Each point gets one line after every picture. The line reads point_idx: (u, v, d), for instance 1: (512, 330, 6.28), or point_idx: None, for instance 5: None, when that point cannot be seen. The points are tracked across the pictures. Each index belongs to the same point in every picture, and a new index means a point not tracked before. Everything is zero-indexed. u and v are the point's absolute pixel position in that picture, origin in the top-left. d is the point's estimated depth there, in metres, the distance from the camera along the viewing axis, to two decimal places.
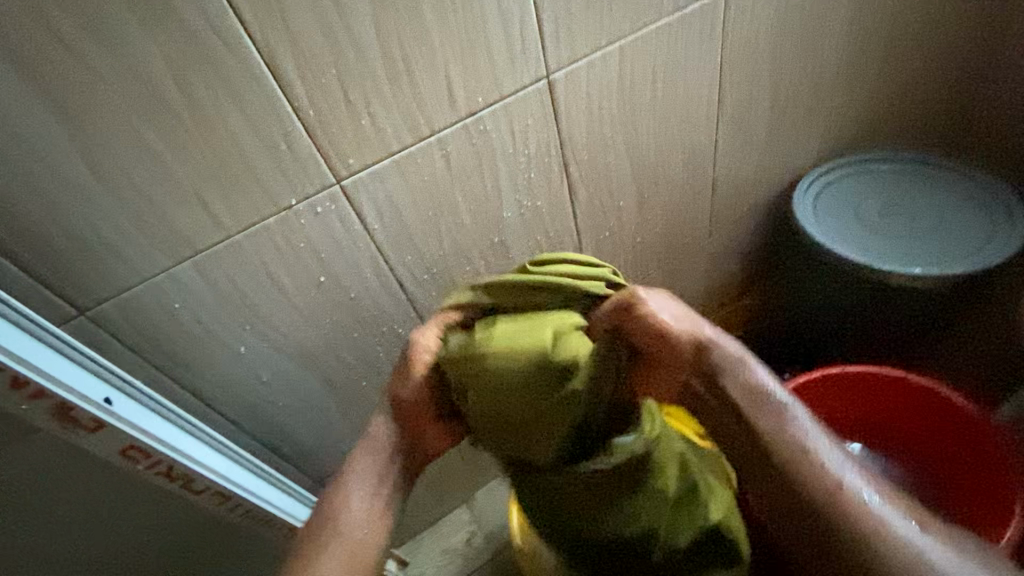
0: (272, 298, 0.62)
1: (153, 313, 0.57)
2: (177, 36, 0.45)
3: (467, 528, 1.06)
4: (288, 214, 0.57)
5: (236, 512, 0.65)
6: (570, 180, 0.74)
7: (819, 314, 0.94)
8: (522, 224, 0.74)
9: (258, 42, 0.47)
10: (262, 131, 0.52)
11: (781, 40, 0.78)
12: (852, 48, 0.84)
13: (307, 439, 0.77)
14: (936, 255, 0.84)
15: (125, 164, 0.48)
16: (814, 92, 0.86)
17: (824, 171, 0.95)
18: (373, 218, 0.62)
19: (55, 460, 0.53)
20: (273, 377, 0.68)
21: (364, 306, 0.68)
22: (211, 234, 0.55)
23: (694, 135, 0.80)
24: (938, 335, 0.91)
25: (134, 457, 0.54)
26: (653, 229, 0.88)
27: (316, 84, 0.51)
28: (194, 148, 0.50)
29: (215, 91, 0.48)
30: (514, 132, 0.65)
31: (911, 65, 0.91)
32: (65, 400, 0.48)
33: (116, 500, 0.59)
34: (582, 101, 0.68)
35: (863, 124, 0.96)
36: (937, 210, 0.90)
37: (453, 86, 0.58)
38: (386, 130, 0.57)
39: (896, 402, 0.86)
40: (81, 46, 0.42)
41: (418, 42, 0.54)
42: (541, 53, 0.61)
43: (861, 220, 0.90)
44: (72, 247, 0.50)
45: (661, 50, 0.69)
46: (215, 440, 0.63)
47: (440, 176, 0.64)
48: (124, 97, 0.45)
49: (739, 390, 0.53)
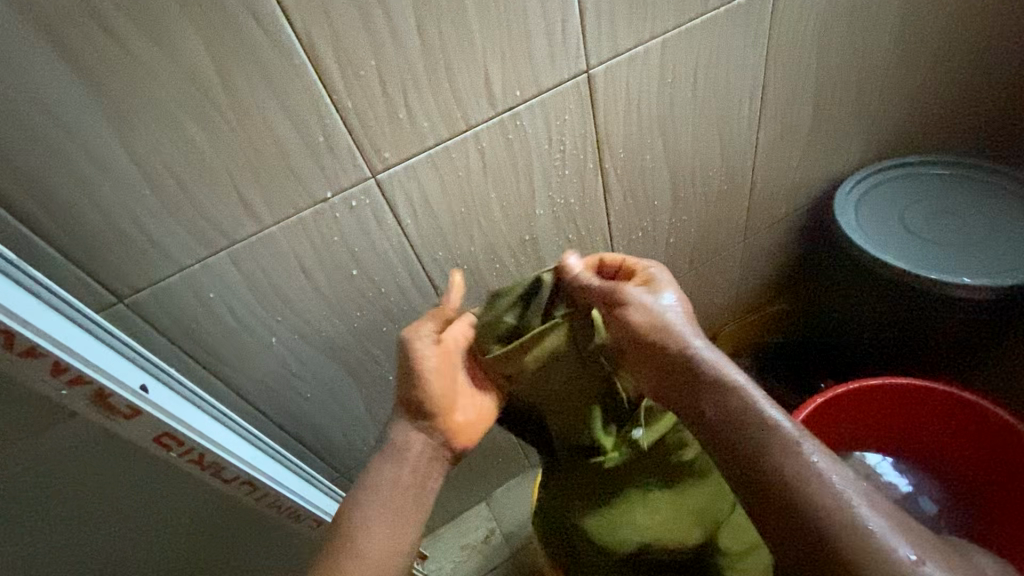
0: (305, 291, 0.62)
1: (189, 302, 0.57)
2: (221, 26, 0.44)
3: (486, 525, 1.05)
4: (324, 206, 0.57)
5: (264, 503, 0.65)
6: (604, 179, 0.72)
7: (858, 322, 0.91)
8: (554, 222, 0.73)
9: (299, 33, 0.47)
10: (300, 123, 0.51)
11: (830, 36, 0.75)
12: (904, 45, 0.81)
13: (333, 432, 0.77)
14: (987, 264, 0.80)
15: (166, 154, 0.48)
16: (861, 91, 0.83)
17: (868, 173, 0.92)
18: (406, 212, 0.62)
19: (90, 445, 0.54)
20: (302, 369, 0.68)
21: (394, 300, 0.68)
22: (247, 225, 0.55)
23: (733, 135, 0.78)
24: (987, 348, 0.87)
25: (168, 444, 0.55)
26: (685, 231, 0.86)
27: (355, 76, 0.51)
28: (234, 139, 0.50)
29: (256, 81, 0.48)
30: (551, 128, 0.64)
31: (967, 64, 0.87)
32: (103, 386, 0.49)
33: (148, 485, 0.60)
34: (621, 97, 0.66)
35: (911, 125, 0.92)
36: (988, 216, 0.87)
37: (492, 79, 0.57)
38: (422, 124, 0.57)
39: (939, 417, 0.82)
40: (125, 33, 0.42)
41: (458, 35, 0.53)
42: (581, 46, 0.60)
43: (906, 226, 0.86)
44: (113, 233, 0.50)
45: (704, 46, 0.67)
46: (243, 429, 0.63)
47: (475, 171, 0.63)
48: (166, 84, 0.45)
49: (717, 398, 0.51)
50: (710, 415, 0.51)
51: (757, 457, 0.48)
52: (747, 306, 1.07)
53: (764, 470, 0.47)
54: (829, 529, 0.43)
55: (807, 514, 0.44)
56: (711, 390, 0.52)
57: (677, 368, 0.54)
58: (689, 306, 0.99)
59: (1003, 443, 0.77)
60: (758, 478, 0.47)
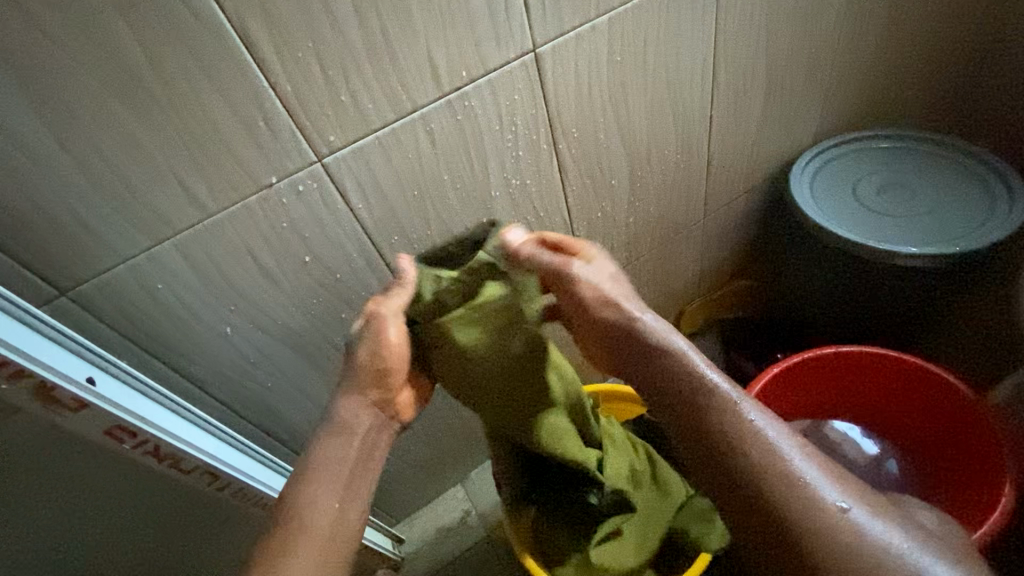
0: (257, 279, 0.61)
1: (136, 294, 0.56)
2: (146, 9, 0.43)
3: (461, 507, 1.06)
4: (270, 192, 0.56)
5: (227, 492, 0.65)
6: (559, 159, 0.73)
7: (815, 295, 0.93)
8: (511, 203, 0.73)
9: (230, 15, 0.46)
10: (239, 107, 0.51)
11: (777, 10, 0.75)
12: (852, 19, 0.82)
13: (296, 420, 0.77)
14: (934, 233, 0.83)
15: (99, 142, 0.47)
16: (813, 66, 0.84)
17: (823, 148, 0.93)
18: (357, 196, 0.62)
19: (41, 440, 0.53)
20: (260, 357, 0.68)
21: (351, 286, 0.68)
22: (191, 213, 0.54)
23: (687, 111, 0.78)
24: (937, 315, 0.90)
25: (119, 436, 0.54)
26: (645, 209, 0.87)
27: (292, 59, 0.50)
28: (170, 125, 0.49)
29: (188, 64, 0.47)
30: (500, 109, 0.64)
31: (913, 37, 0.89)
32: (46, 379, 0.48)
33: (105, 479, 0.60)
34: (571, 77, 0.66)
35: (864, 99, 0.94)
36: (936, 187, 0.89)
37: (436, 59, 0.57)
38: (367, 107, 0.56)
39: (890, 381, 0.85)
40: (45, 19, 0.41)
41: (397, 15, 0.52)
42: (526, 25, 0.60)
43: (859, 199, 0.89)
44: (50, 225, 0.49)
45: (652, 23, 0.67)
46: (200, 420, 0.63)
47: (426, 153, 0.63)
48: (92, 70, 0.44)
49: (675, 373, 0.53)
50: (673, 397, 0.53)
51: (711, 430, 0.50)
52: (713, 282, 1.09)
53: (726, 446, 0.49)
54: (781, 503, 0.46)
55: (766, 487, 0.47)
56: (668, 368, 0.53)
57: (634, 349, 0.56)
58: (653, 284, 1.00)
59: (957, 409, 0.80)
60: (723, 454, 0.49)
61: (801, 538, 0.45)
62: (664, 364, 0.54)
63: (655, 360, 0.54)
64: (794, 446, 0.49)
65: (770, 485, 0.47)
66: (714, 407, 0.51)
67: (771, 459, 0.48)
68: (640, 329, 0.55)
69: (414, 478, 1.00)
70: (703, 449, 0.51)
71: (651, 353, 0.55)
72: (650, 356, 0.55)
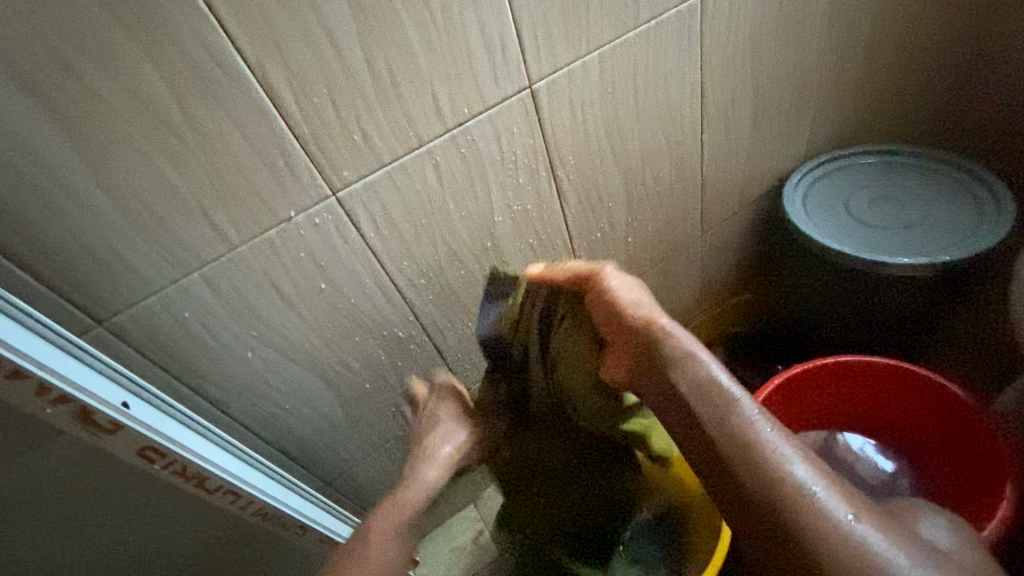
0: (277, 305, 0.65)
1: (166, 322, 0.61)
2: (180, 65, 0.49)
3: (474, 527, 1.07)
4: (289, 225, 0.61)
5: (249, 511, 0.68)
6: (558, 185, 0.77)
7: (813, 306, 0.96)
8: (514, 227, 0.77)
9: (255, 69, 0.51)
10: (261, 149, 0.55)
11: (758, 40, 0.80)
12: (832, 44, 0.86)
13: (312, 440, 0.80)
14: (924, 244, 0.86)
15: (135, 184, 0.52)
16: (797, 89, 0.88)
17: (814, 165, 0.97)
18: (369, 226, 0.66)
19: (77, 462, 0.57)
20: (279, 380, 0.71)
21: (364, 310, 0.72)
22: (216, 246, 0.59)
23: (679, 136, 0.82)
24: (934, 324, 0.93)
25: (151, 457, 0.58)
26: (643, 229, 0.90)
27: (309, 103, 0.55)
28: (199, 167, 0.54)
29: (216, 111, 0.52)
30: (501, 141, 0.69)
31: (894, 59, 0.93)
32: (86, 403, 0.52)
33: (136, 499, 0.63)
34: (566, 109, 0.71)
35: (850, 118, 0.98)
36: (925, 198, 0.92)
37: (440, 98, 0.62)
38: (377, 144, 0.61)
39: (891, 391, 0.86)
40: (92, 78, 0.46)
41: (403, 61, 0.57)
42: (522, 65, 0.64)
43: (850, 213, 0.92)
44: (90, 261, 0.54)
45: (641, 57, 0.72)
46: (225, 442, 0.66)
47: (432, 184, 0.67)
48: (130, 119, 0.49)
49: (688, 383, 0.56)
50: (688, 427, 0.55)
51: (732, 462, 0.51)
52: (717, 297, 1.11)
53: (747, 466, 0.50)
54: (798, 527, 0.47)
55: (778, 512, 0.48)
56: (679, 382, 0.56)
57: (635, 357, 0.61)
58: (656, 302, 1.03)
59: (955, 413, 0.81)
60: (733, 470, 0.51)
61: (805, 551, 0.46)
62: (680, 377, 0.56)
63: (681, 387, 0.56)
64: (801, 459, 0.50)
65: (789, 518, 0.47)
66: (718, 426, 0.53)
67: (799, 494, 0.48)
68: (667, 346, 0.57)
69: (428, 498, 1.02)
70: (692, 465, 0.57)
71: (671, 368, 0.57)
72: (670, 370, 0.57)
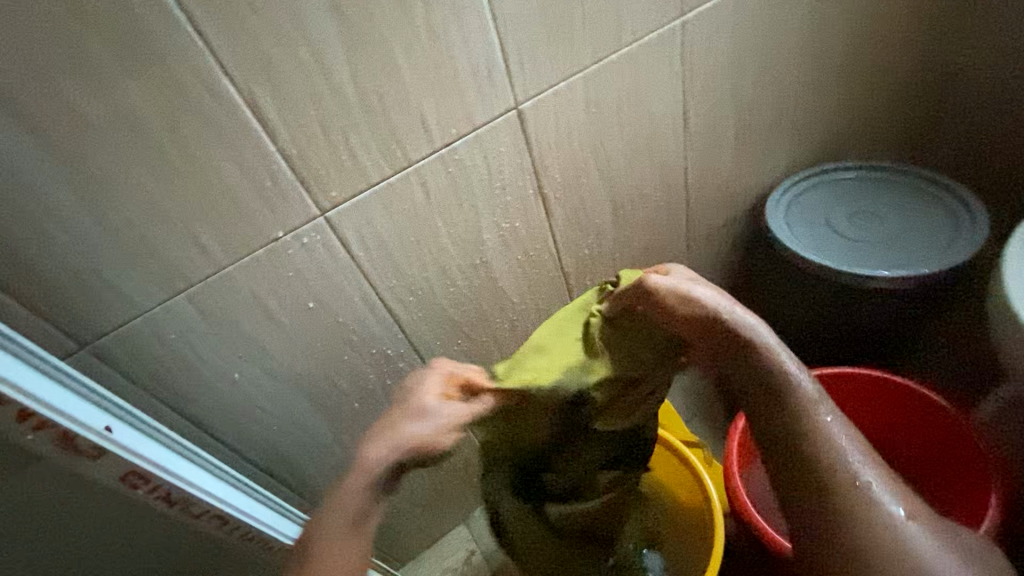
0: (264, 325, 0.65)
1: (150, 344, 0.60)
2: (168, 87, 0.49)
3: (465, 547, 1.05)
4: (276, 244, 0.61)
5: (234, 535, 0.67)
6: (545, 203, 0.78)
7: (795, 319, 0.97)
8: (502, 245, 0.77)
9: (243, 91, 0.52)
10: (249, 169, 0.56)
11: (737, 59, 0.82)
12: (809, 63, 0.89)
13: (299, 460, 0.78)
14: (904, 257, 0.88)
15: (121, 205, 0.52)
16: (777, 107, 0.91)
17: (795, 181, 0.99)
18: (357, 244, 0.66)
19: (57, 489, 0.56)
20: (266, 401, 0.70)
21: (352, 329, 0.71)
22: (204, 266, 0.58)
23: (663, 152, 0.84)
24: (914, 334, 0.95)
25: (135, 482, 0.57)
26: (630, 243, 0.91)
27: (298, 124, 0.56)
28: (186, 187, 0.54)
29: (202, 131, 0.52)
30: (488, 159, 0.69)
31: (868, 78, 0.96)
32: (68, 429, 0.51)
33: (116, 524, 0.62)
34: (552, 128, 0.72)
35: (829, 135, 1.00)
36: (903, 212, 0.94)
37: (428, 119, 0.62)
38: (366, 163, 0.61)
39: (871, 400, 0.87)
40: (79, 100, 0.46)
41: (392, 83, 0.58)
42: (508, 86, 0.66)
43: (832, 227, 0.94)
44: (73, 281, 0.53)
45: (625, 77, 0.74)
46: (210, 464, 0.65)
47: (421, 203, 0.68)
48: (116, 140, 0.49)
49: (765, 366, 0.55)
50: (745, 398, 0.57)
51: (792, 424, 0.54)
52: None
53: (797, 436, 0.54)
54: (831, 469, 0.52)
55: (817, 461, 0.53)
56: (761, 356, 0.55)
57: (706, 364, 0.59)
58: None
59: (938, 423, 0.82)
60: (787, 448, 0.54)
61: (851, 533, 0.50)
62: (754, 363, 0.55)
63: (751, 352, 0.55)
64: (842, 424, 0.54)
65: (836, 476, 0.52)
66: (782, 398, 0.55)
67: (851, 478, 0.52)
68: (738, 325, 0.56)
69: (416, 521, 1.00)
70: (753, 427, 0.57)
71: (748, 355, 0.55)
72: (744, 358, 0.56)
